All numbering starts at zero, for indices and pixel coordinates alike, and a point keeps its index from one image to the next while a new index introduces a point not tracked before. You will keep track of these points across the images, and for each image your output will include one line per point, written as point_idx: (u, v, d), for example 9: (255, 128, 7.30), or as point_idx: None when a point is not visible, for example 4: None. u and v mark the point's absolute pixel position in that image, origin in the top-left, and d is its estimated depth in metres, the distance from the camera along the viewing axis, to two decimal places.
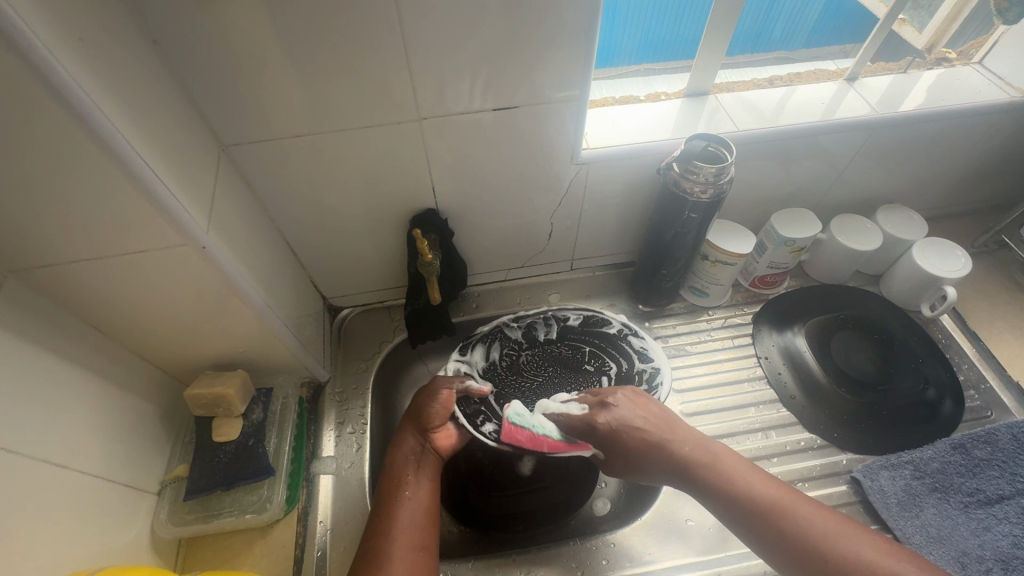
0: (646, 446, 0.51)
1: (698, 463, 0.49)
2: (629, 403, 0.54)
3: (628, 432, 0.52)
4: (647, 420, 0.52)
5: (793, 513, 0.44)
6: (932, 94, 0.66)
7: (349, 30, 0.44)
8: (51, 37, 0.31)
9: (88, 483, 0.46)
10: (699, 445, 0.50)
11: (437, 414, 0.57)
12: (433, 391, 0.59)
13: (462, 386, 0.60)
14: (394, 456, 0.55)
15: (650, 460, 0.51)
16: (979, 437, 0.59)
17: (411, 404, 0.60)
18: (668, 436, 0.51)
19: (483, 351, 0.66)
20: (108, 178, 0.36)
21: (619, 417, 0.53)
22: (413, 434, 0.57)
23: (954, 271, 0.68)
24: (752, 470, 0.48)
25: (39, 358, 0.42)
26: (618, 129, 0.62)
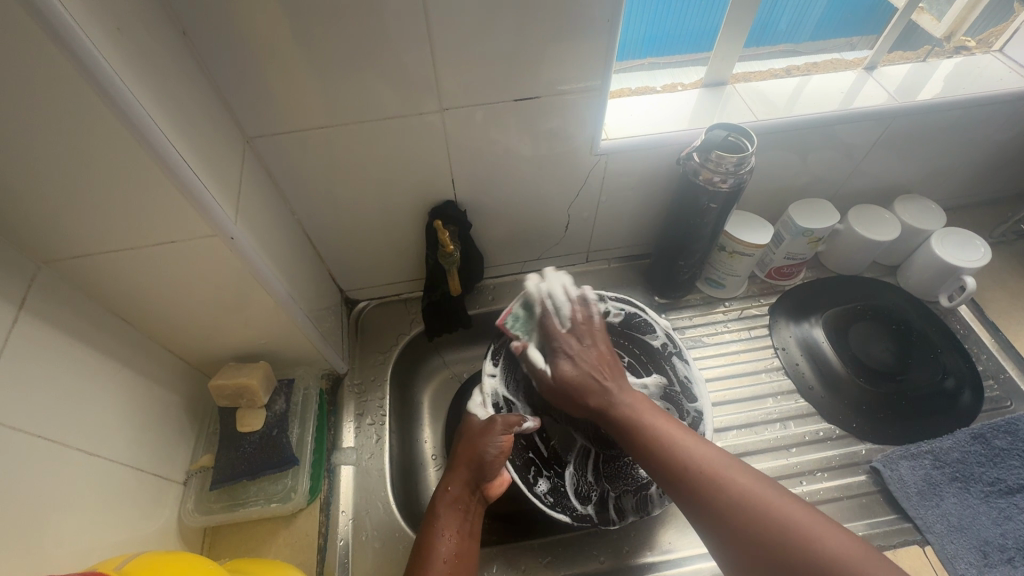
0: (587, 384, 0.53)
1: (624, 412, 0.51)
2: (589, 340, 0.56)
3: (579, 355, 0.55)
4: (600, 364, 0.54)
5: (677, 438, 0.47)
6: (951, 83, 0.65)
7: (374, 20, 0.44)
8: (90, 27, 0.31)
9: (118, 471, 0.46)
10: (631, 398, 0.52)
11: (494, 458, 0.54)
12: (494, 430, 0.55)
13: (521, 428, 0.57)
14: (441, 498, 0.53)
15: (583, 399, 0.53)
16: (1000, 427, 0.59)
17: (464, 440, 0.56)
18: (609, 383, 0.53)
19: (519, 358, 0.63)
20: (142, 167, 0.36)
21: (572, 359, 0.55)
22: (462, 481, 0.53)
23: (973, 261, 0.67)
24: (643, 404, 0.51)
25: (71, 348, 0.43)
26: (637, 120, 0.62)
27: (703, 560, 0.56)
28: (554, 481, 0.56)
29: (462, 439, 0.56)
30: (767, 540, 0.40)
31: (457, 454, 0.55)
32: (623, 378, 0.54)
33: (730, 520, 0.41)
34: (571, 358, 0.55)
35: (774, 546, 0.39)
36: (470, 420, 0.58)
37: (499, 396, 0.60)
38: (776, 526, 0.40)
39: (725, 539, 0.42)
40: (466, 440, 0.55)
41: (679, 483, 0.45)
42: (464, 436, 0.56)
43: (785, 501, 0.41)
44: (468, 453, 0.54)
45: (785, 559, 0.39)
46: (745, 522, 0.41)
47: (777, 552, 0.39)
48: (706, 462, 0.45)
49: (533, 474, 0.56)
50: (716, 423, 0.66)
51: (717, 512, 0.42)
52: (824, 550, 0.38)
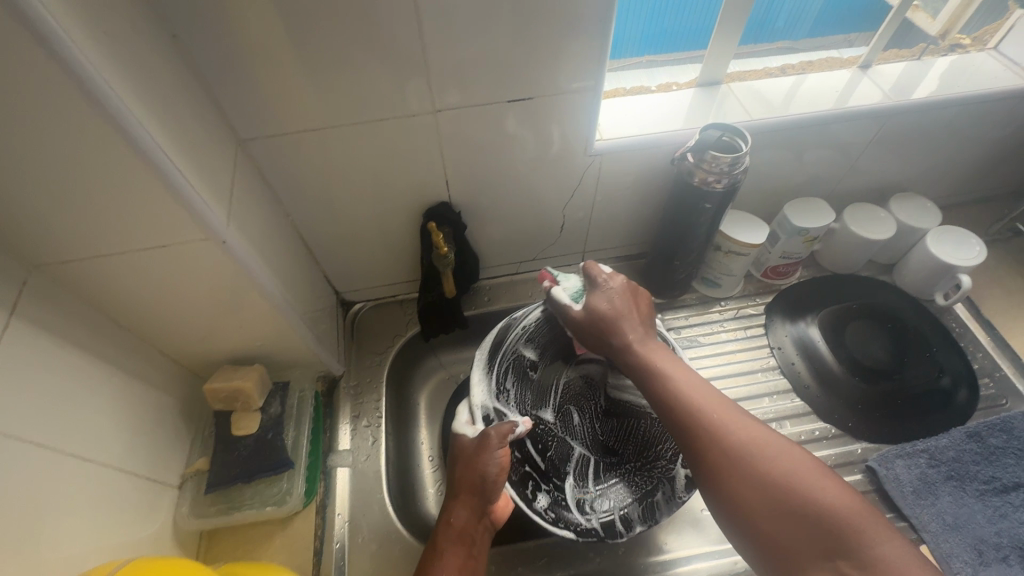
0: (613, 324, 0.54)
1: (642, 357, 0.52)
2: (628, 288, 0.56)
3: (614, 294, 0.55)
4: (632, 311, 0.55)
5: (690, 385, 0.48)
6: (946, 80, 0.65)
7: (365, 23, 0.44)
8: (77, 33, 0.31)
9: (113, 476, 0.46)
10: (655, 347, 0.52)
11: (496, 478, 0.51)
12: (491, 445, 0.52)
13: (514, 436, 0.54)
14: (444, 531, 0.50)
15: (609, 336, 0.54)
16: (995, 426, 0.60)
17: (461, 463, 0.53)
18: (637, 326, 0.54)
19: (511, 368, 0.60)
20: (132, 171, 0.36)
21: (608, 294, 0.55)
22: (465, 511, 0.51)
23: (969, 259, 0.67)
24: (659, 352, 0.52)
25: (63, 353, 0.42)
26: (631, 119, 0.62)
27: (700, 560, 0.56)
28: (556, 496, 0.56)
29: (459, 462, 0.53)
30: (762, 483, 0.40)
31: (455, 479, 0.52)
32: (651, 329, 0.55)
33: (727, 462, 0.42)
34: (604, 296, 0.55)
35: (767, 488, 0.40)
36: (462, 441, 0.54)
37: (489, 409, 0.57)
38: (774, 471, 0.40)
39: (716, 479, 0.42)
40: (464, 463, 0.52)
41: (684, 425, 0.46)
42: (460, 458, 0.53)
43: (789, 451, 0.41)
44: (469, 478, 0.51)
45: (776, 502, 0.39)
46: (743, 464, 0.41)
47: (771, 497, 0.39)
48: (714, 410, 0.45)
49: (531, 489, 0.55)
50: None
51: (716, 453, 0.43)
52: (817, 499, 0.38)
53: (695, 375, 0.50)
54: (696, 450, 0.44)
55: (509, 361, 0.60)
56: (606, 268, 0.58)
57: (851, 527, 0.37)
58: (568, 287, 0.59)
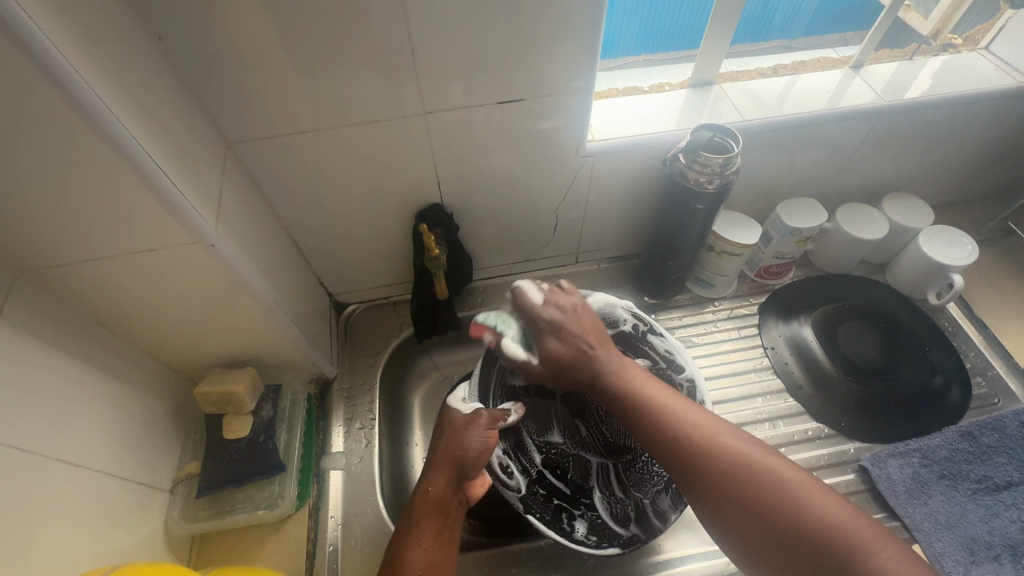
0: (574, 362, 0.53)
1: (615, 382, 0.51)
2: (571, 310, 0.55)
3: (566, 331, 0.54)
4: (587, 332, 0.54)
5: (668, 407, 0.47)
6: (938, 80, 0.65)
7: (354, 25, 0.44)
8: (59, 37, 0.31)
9: (102, 480, 0.46)
10: (620, 366, 0.52)
11: (478, 455, 0.52)
12: (479, 423, 0.54)
13: (505, 423, 0.57)
14: (421, 500, 0.50)
15: (576, 373, 0.53)
16: (987, 425, 0.60)
17: (447, 434, 0.54)
18: (598, 354, 0.52)
19: (502, 400, 0.61)
20: (118, 175, 0.36)
21: (561, 330, 0.54)
22: (444, 481, 0.51)
23: (961, 258, 0.67)
24: (631, 376, 0.51)
25: (51, 358, 0.42)
26: (622, 120, 0.62)
27: (693, 561, 0.56)
28: (586, 514, 0.55)
29: (444, 433, 0.54)
30: (754, 504, 0.40)
31: (439, 450, 0.53)
32: (610, 342, 0.54)
33: (717, 485, 0.42)
34: (557, 338, 0.54)
35: (758, 509, 0.40)
36: (453, 414, 0.56)
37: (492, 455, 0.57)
38: (764, 491, 0.40)
39: (710, 502, 0.43)
40: (450, 434, 0.54)
41: (669, 451, 0.46)
42: (445, 429, 0.55)
43: (776, 465, 0.41)
44: (453, 450, 0.52)
45: (771, 524, 0.39)
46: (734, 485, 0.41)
47: (764, 516, 0.40)
48: (695, 431, 0.45)
49: (566, 521, 0.54)
50: None
51: (705, 477, 0.43)
52: (809, 515, 0.38)
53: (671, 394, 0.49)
54: (686, 473, 0.44)
55: (499, 393, 0.61)
56: (537, 294, 0.56)
57: (843, 536, 0.37)
58: (513, 333, 0.58)
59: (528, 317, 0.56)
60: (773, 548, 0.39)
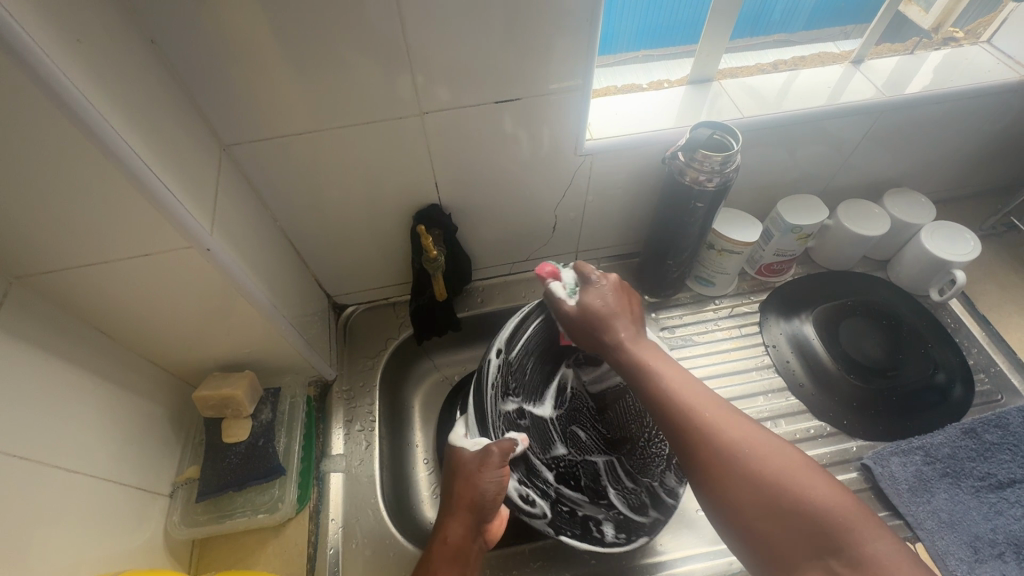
0: (605, 324, 0.53)
1: (635, 358, 0.51)
2: (617, 285, 0.55)
3: (602, 295, 0.54)
4: (621, 307, 0.54)
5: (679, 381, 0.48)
6: (939, 74, 0.65)
7: (347, 25, 0.43)
8: (46, 41, 0.30)
9: (101, 486, 0.46)
10: (646, 345, 0.52)
11: (495, 497, 0.48)
12: (492, 463, 0.48)
13: (514, 454, 0.50)
14: (439, 550, 0.46)
15: (603, 336, 0.53)
16: (990, 422, 0.59)
17: (459, 478, 0.49)
18: (628, 322, 0.53)
19: (503, 428, 0.55)
20: (110, 179, 0.36)
21: (600, 290, 0.54)
22: (462, 526, 0.47)
23: (963, 254, 0.67)
24: (648, 352, 0.51)
25: (47, 363, 0.42)
26: (620, 118, 0.62)
27: (695, 561, 0.56)
28: (613, 515, 0.55)
29: (457, 475, 0.49)
30: (757, 486, 0.40)
31: (453, 494, 0.48)
32: (642, 327, 0.54)
33: (721, 465, 0.42)
34: (594, 296, 0.54)
35: (761, 486, 0.40)
36: (461, 454, 0.51)
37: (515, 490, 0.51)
38: (769, 470, 0.40)
39: (712, 482, 0.42)
40: (463, 476, 0.48)
41: (677, 421, 0.45)
42: (459, 470, 0.49)
43: (785, 454, 0.41)
44: (469, 496, 0.47)
45: (770, 502, 0.39)
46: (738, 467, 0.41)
47: (764, 495, 0.39)
48: (703, 405, 0.45)
49: (595, 527, 0.53)
50: None
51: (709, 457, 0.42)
52: (812, 502, 0.38)
53: (683, 371, 0.49)
54: (690, 452, 0.44)
55: (500, 422, 0.55)
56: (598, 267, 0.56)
57: (844, 524, 0.37)
58: (568, 281, 0.57)
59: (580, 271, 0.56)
60: (772, 531, 0.39)
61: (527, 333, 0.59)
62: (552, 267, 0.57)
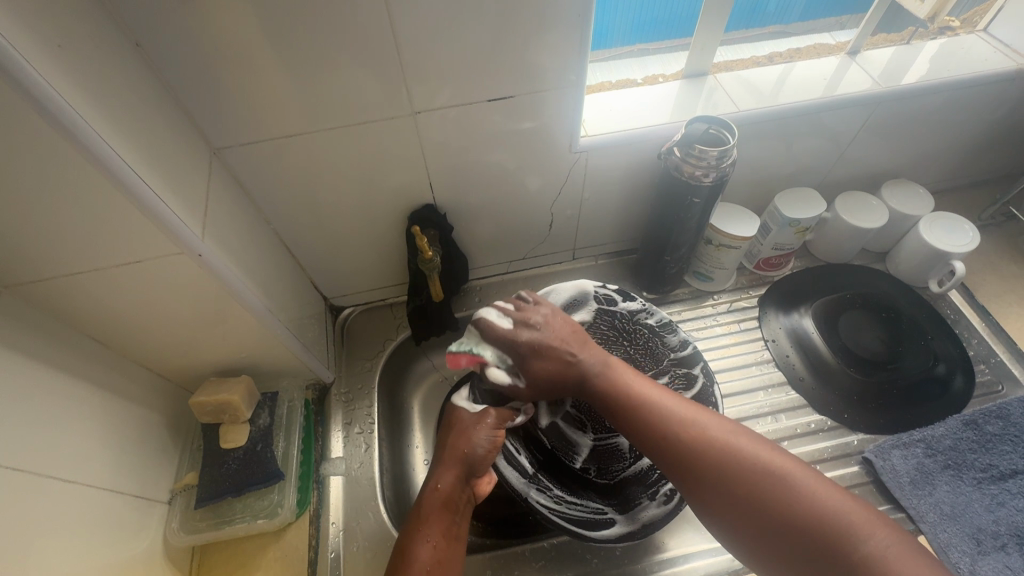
0: (559, 372, 0.51)
1: (604, 383, 0.50)
2: (546, 323, 0.53)
3: (546, 346, 0.52)
4: (566, 339, 0.52)
5: (656, 405, 0.47)
6: (935, 64, 0.64)
7: (336, 26, 0.43)
8: (27, 47, 0.30)
9: (98, 495, 0.46)
10: (609, 367, 0.51)
11: (484, 453, 0.53)
12: (486, 423, 0.55)
13: (514, 422, 0.57)
14: (430, 496, 0.51)
15: (562, 379, 0.52)
16: (991, 413, 0.59)
17: (455, 431, 0.55)
18: (578, 355, 0.51)
19: (593, 496, 0.56)
20: (98, 187, 0.35)
21: (540, 344, 0.52)
22: (452, 473, 0.52)
23: (961, 245, 0.67)
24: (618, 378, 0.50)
25: (40, 373, 0.42)
26: (614, 113, 0.61)
27: (695, 558, 0.56)
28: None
29: (452, 430, 0.55)
30: (748, 503, 0.40)
31: (447, 446, 0.54)
32: (590, 343, 0.53)
33: (712, 490, 0.42)
34: (538, 355, 0.52)
35: (753, 502, 0.40)
36: (458, 412, 0.57)
37: (653, 508, 0.53)
38: (757, 483, 0.40)
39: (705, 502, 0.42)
40: (458, 431, 0.54)
41: (662, 448, 0.45)
42: (454, 427, 0.55)
43: (770, 458, 0.41)
44: (463, 445, 0.54)
45: (763, 516, 0.39)
46: (726, 481, 0.41)
47: (756, 510, 0.40)
48: (684, 425, 0.45)
49: None
50: None
51: (697, 474, 0.43)
52: (802, 508, 0.38)
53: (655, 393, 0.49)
54: (678, 473, 0.44)
55: (585, 499, 0.56)
56: (506, 321, 0.54)
57: (836, 523, 0.37)
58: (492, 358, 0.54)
59: (504, 345, 0.53)
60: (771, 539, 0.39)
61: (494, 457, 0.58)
62: (463, 356, 0.55)
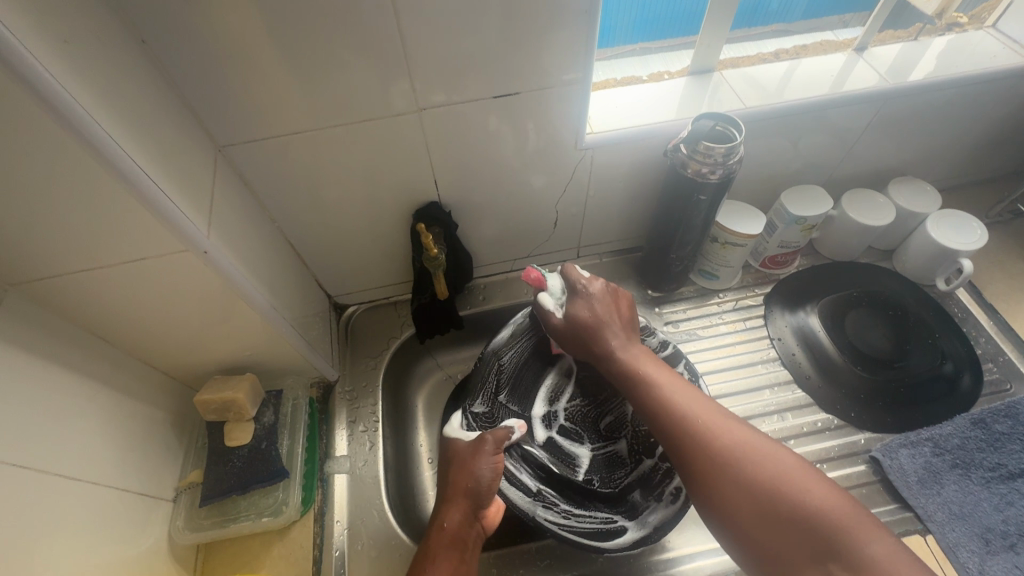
0: (596, 333, 0.54)
1: (627, 363, 0.52)
2: (608, 293, 0.56)
3: (598, 309, 0.54)
4: (616, 315, 0.55)
5: (671, 390, 0.48)
6: (943, 60, 0.64)
7: (341, 22, 0.42)
8: (32, 43, 0.30)
9: (104, 493, 0.46)
10: (640, 353, 0.52)
11: (490, 483, 0.51)
12: (486, 452, 0.53)
13: (509, 441, 0.56)
14: (438, 536, 0.49)
15: (593, 344, 0.54)
16: (1000, 412, 0.59)
17: (455, 465, 0.53)
18: (620, 331, 0.54)
19: (600, 507, 0.56)
20: (104, 184, 0.35)
21: (591, 303, 0.55)
22: (459, 511, 0.50)
23: (970, 243, 0.66)
24: (643, 358, 0.52)
25: (45, 371, 0.42)
26: (620, 111, 0.61)
27: (701, 558, 0.56)
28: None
29: (451, 465, 0.53)
30: (750, 493, 0.40)
31: (450, 483, 0.52)
32: (634, 334, 0.55)
33: (716, 474, 0.42)
34: (587, 308, 0.55)
35: (756, 493, 0.40)
36: (456, 444, 0.55)
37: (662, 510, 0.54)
38: (763, 475, 0.40)
39: (707, 486, 0.42)
40: (458, 466, 0.52)
41: (673, 427, 0.46)
42: (453, 461, 0.53)
43: (780, 457, 0.41)
44: (467, 480, 0.51)
45: (764, 507, 0.39)
46: (733, 467, 0.41)
47: (757, 501, 0.40)
48: (697, 411, 0.46)
49: None
50: None
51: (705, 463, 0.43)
52: (805, 505, 0.38)
53: (674, 379, 0.49)
54: (684, 456, 0.44)
55: (593, 512, 0.55)
56: (586, 273, 0.57)
57: (837, 525, 0.37)
58: (553, 288, 0.58)
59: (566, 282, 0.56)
60: (769, 532, 0.39)
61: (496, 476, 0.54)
62: (536, 273, 0.58)
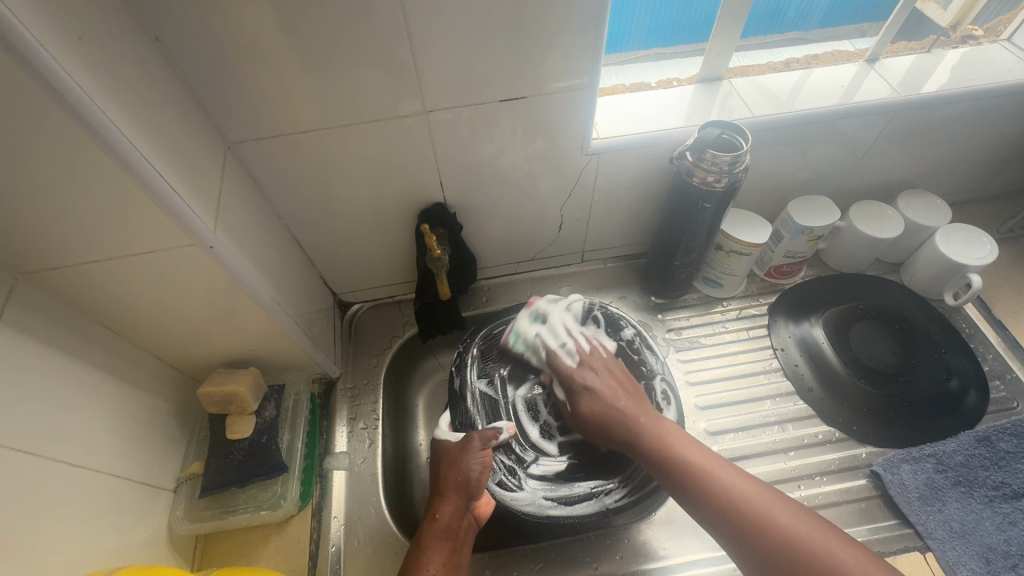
0: (606, 418, 0.55)
1: (653, 446, 0.51)
2: (606, 371, 0.58)
3: (600, 394, 0.56)
4: (621, 393, 0.56)
5: (712, 477, 0.48)
6: (957, 73, 0.63)
7: (351, 24, 0.43)
8: (47, 40, 0.30)
9: (105, 480, 0.46)
10: (664, 429, 0.53)
11: (479, 476, 0.54)
12: (472, 448, 0.56)
13: (499, 440, 0.58)
14: (431, 526, 0.51)
15: (609, 433, 0.55)
16: (1005, 429, 0.57)
17: (445, 463, 0.56)
18: (634, 413, 0.54)
19: None
20: (113, 178, 0.36)
21: (594, 392, 0.56)
22: (451, 503, 0.52)
23: (980, 257, 0.65)
24: (672, 439, 0.52)
25: (52, 359, 0.42)
26: (627, 116, 0.61)
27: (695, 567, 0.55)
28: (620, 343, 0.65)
29: (442, 463, 0.56)
30: None
31: (441, 479, 0.55)
32: (646, 405, 0.55)
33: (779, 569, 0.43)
34: (589, 397, 0.56)
35: None
36: (445, 445, 0.57)
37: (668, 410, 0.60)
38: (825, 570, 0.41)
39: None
40: (448, 463, 0.55)
41: (727, 522, 0.46)
42: (443, 459, 0.56)
43: (834, 545, 0.42)
44: (456, 473, 0.54)
45: None
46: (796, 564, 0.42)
47: None
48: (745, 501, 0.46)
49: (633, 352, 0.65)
50: (713, 426, 0.65)
51: (769, 559, 0.43)
52: None
53: (712, 463, 0.49)
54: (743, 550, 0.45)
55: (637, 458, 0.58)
56: (570, 359, 0.60)
57: None
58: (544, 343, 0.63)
59: (563, 376, 0.59)
60: None
61: (554, 499, 0.56)
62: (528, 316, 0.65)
